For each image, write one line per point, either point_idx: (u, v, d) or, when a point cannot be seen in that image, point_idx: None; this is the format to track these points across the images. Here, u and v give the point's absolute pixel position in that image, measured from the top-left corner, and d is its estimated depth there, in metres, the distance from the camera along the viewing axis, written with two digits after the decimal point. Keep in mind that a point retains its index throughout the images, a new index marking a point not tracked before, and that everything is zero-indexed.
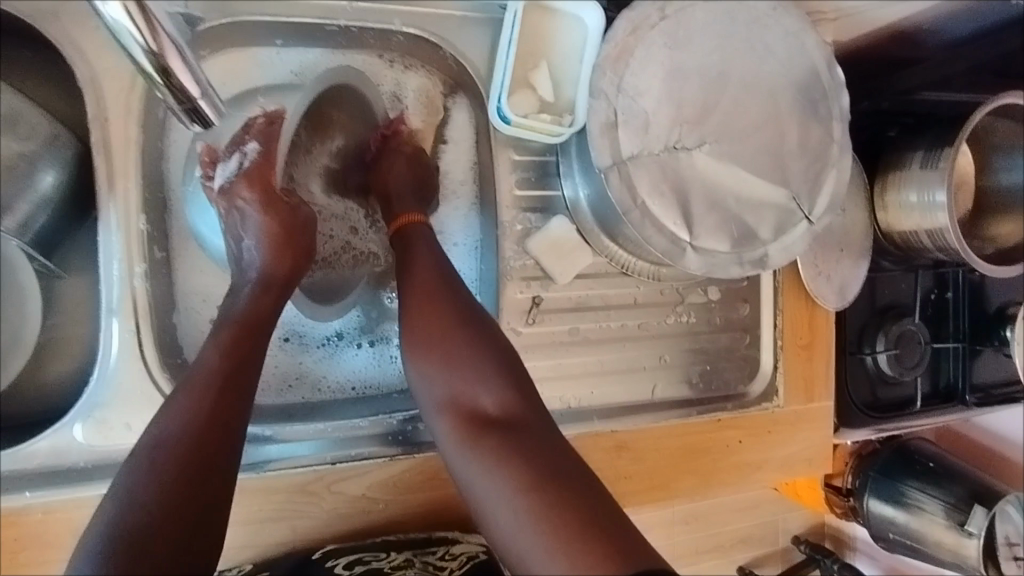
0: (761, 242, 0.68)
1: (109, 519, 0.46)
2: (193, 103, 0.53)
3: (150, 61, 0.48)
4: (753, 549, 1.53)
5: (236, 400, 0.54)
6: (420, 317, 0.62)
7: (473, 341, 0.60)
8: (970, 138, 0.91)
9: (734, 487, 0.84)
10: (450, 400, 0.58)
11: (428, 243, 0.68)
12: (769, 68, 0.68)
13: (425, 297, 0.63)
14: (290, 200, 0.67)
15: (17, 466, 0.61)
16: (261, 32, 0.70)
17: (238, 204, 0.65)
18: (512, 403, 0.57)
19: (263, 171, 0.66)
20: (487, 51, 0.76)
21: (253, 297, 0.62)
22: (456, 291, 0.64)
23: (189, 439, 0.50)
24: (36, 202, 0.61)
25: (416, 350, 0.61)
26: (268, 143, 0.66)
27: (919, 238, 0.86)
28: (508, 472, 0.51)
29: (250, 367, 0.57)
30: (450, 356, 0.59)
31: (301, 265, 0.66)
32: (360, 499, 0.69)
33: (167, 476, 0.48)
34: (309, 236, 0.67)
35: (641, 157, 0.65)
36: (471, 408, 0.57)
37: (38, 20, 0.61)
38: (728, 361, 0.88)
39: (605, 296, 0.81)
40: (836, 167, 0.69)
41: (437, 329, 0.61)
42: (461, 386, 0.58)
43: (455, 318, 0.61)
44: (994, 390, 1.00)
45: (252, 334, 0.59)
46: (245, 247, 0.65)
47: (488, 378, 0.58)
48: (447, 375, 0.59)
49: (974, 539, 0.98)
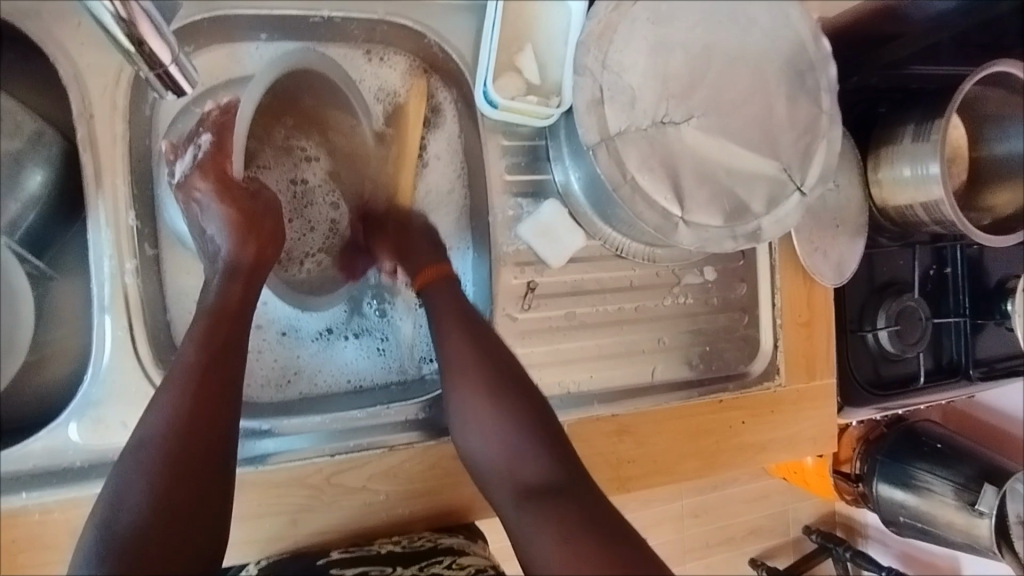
0: (754, 216, 0.68)
1: (102, 521, 0.47)
2: (164, 70, 0.53)
3: (122, 30, 0.48)
4: (765, 540, 1.51)
5: (219, 393, 0.53)
6: (465, 383, 0.65)
7: (511, 411, 0.64)
8: (961, 110, 0.91)
9: (738, 467, 0.83)
10: (496, 468, 0.63)
11: (455, 296, 0.71)
12: (753, 39, 0.68)
13: (464, 369, 0.66)
14: (251, 186, 0.65)
15: (12, 467, 0.60)
16: (245, 26, 0.70)
17: (195, 197, 0.63)
18: (550, 465, 0.61)
19: (217, 160, 0.64)
20: (471, 36, 0.76)
21: (221, 287, 0.60)
22: (494, 351, 0.67)
23: (173, 437, 0.50)
24: (25, 201, 0.62)
25: (464, 421, 0.65)
26: (220, 133, 0.64)
27: (915, 212, 0.86)
28: (552, 538, 0.55)
29: (227, 359, 0.55)
30: (491, 427, 0.64)
31: (267, 250, 0.63)
32: (360, 490, 0.69)
33: (158, 478, 0.48)
34: (274, 220, 0.65)
35: (628, 132, 0.65)
36: (514, 472, 0.62)
37: (20, 20, 0.62)
38: (729, 341, 0.87)
39: (601, 279, 0.81)
40: (826, 138, 0.69)
41: (478, 395, 0.64)
42: (504, 454, 0.63)
43: (493, 388, 0.65)
44: (997, 364, 1.00)
45: (228, 323, 0.57)
46: (210, 238, 0.63)
47: (528, 442, 0.62)
48: (493, 443, 0.63)
49: (985, 518, 0.97)
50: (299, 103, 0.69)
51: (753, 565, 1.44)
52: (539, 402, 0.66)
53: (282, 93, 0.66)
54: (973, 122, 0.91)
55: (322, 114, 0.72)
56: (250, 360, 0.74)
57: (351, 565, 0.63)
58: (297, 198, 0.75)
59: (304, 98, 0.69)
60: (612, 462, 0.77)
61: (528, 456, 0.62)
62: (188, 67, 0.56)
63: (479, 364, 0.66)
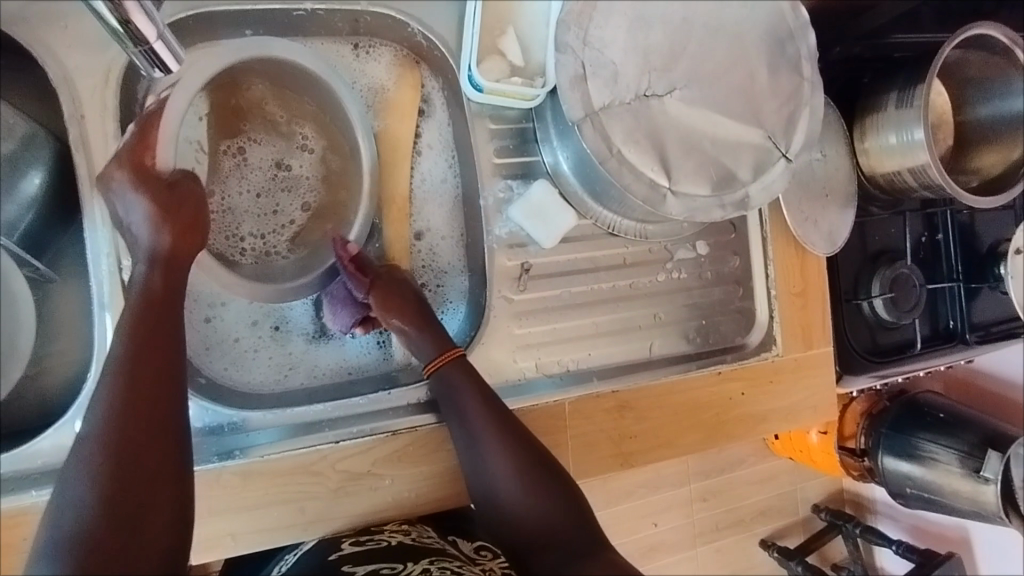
0: (741, 184, 0.69)
1: (52, 519, 0.48)
2: (149, 47, 0.52)
3: (111, 11, 0.48)
4: (774, 520, 1.52)
5: (151, 383, 0.53)
6: (497, 455, 0.68)
7: (544, 494, 0.67)
8: (942, 76, 0.91)
9: (740, 439, 0.84)
10: (534, 547, 0.67)
11: (471, 377, 0.70)
12: (731, 11, 0.69)
13: (493, 453, 0.68)
14: (170, 176, 0.62)
15: (21, 465, 0.62)
16: (230, 24, 0.71)
17: (112, 186, 0.61)
18: (577, 531, 0.67)
19: (137, 150, 0.61)
20: (454, 24, 0.77)
21: (143, 276, 0.59)
22: (517, 426, 0.70)
23: (112, 432, 0.51)
24: (21, 204, 0.64)
25: (492, 504, 0.68)
26: (144, 126, 0.62)
27: (903, 178, 0.86)
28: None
29: (158, 347, 0.55)
30: (521, 511, 0.67)
31: (188, 237, 0.61)
32: (365, 475, 0.69)
33: (100, 475, 0.49)
34: (196, 206, 0.63)
35: (613, 107, 0.66)
36: (548, 539, 0.66)
37: (9, 25, 0.62)
38: (724, 314, 0.87)
39: (594, 258, 0.81)
40: (808, 105, 0.70)
41: (512, 469, 0.68)
42: (537, 531, 0.67)
43: (524, 473, 0.68)
44: (994, 327, 1.01)
45: (160, 310, 0.57)
46: (128, 227, 0.61)
47: (560, 519, 0.67)
48: (527, 513, 0.67)
49: (991, 485, 0.97)
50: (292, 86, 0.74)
51: (763, 545, 1.45)
52: (570, 485, 0.69)
53: (247, 70, 0.71)
54: (956, 87, 0.92)
55: (307, 99, 0.75)
56: (247, 357, 0.74)
57: (362, 561, 0.64)
58: (278, 182, 0.77)
59: (273, 80, 0.73)
60: (615, 438, 0.78)
61: (561, 531, 0.66)
62: (176, 44, 0.54)
63: (508, 450, 0.68)
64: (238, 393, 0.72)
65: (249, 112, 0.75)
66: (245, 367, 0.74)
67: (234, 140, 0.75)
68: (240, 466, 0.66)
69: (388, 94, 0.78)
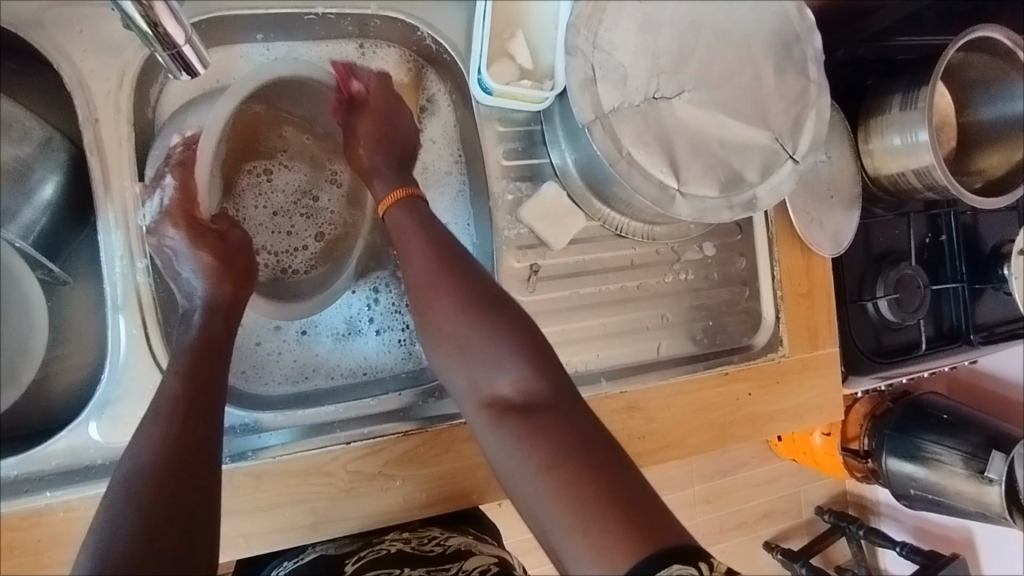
0: (749, 185, 0.70)
1: (91, 553, 0.44)
2: (177, 51, 0.52)
3: (140, 12, 0.48)
4: (778, 523, 1.52)
5: (202, 422, 0.53)
6: (431, 301, 0.62)
7: (490, 330, 0.59)
8: (945, 78, 0.92)
9: (747, 439, 0.84)
10: (474, 391, 0.59)
11: (418, 215, 0.67)
12: (740, 15, 0.70)
13: (434, 288, 0.62)
14: (218, 227, 0.68)
15: (34, 467, 0.62)
16: (243, 27, 0.72)
17: (165, 241, 0.65)
18: (533, 386, 0.56)
19: (184, 205, 0.66)
20: (464, 26, 0.77)
21: (202, 323, 0.62)
22: (461, 270, 0.63)
23: (160, 466, 0.49)
24: (39, 207, 0.65)
25: (435, 345, 0.61)
26: (183, 177, 0.66)
27: (907, 179, 0.87)
28: (534, 457, 0.51)
29: (209, 392, 0.56)
30: (460, 355, 0.60)
31: (243, 287, 0.66)
32: (377, 476, 0.70)
33: (146, 507, 0.46)
34: (247, 257, 0.68)
35: (622, 109, 0.67)
36: (492, 394, 0.58)
37: (24, 29, 0.63)
38: (731, 315, 0.88)
39: (602, 259, 0.82)
40: (815, 107, 0.71)
41: (447, 315, 0.60)
42: (482, 372, 0.59)
43: (463, 314, 0.60)
44: (997, 328, 1.01)
45: (209, 356, 0.59)
46: (184, 279, 0.65)
47: (505, 362, 0.58)
48: (469, 366, 0.59)
49: (994, 485, 0.97)
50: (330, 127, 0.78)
51: (769, 547, 1.45)
52: (521, 324, 0.60)
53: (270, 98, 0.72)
54: (959, 89, 0.92)
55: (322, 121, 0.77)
56: (269, 358, 0.75)
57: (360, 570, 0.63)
58: (298, 208, 0.78)
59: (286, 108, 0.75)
60: (623, 438, 0.78)
61: (508, 370, 0.57)
62: (201, 47, 0.55)
63: (447, 294, 0.61)
64: (252, 397, 0.72)
65: (268, 136, 0.76)
66: (264, 367, 0.75)
67: (261, 162, 0.76)
68: (251, 468, 0.66)
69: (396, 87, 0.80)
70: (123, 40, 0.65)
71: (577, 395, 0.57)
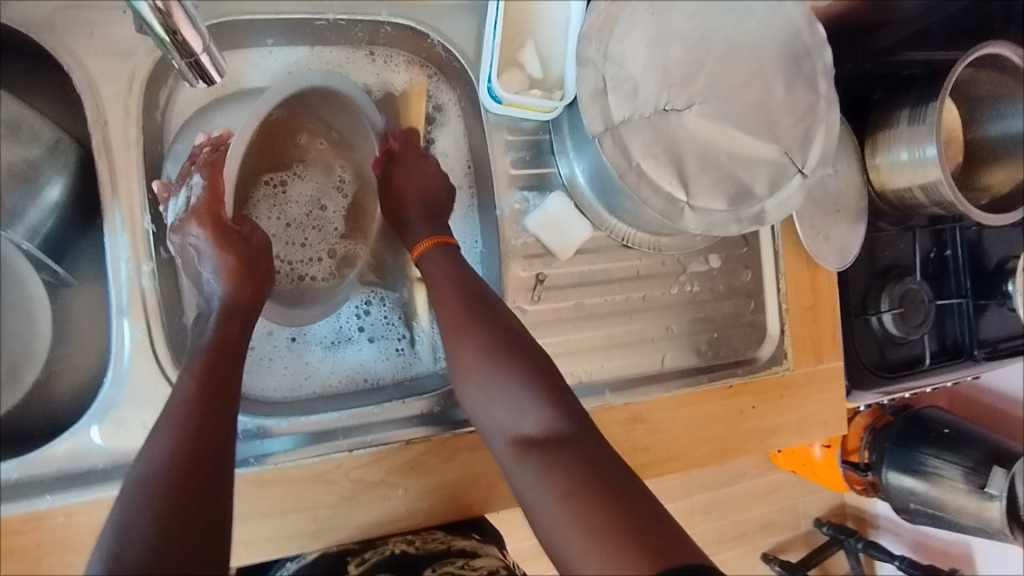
0: (757, 199, 0.70)
1: (105, 555, 0.44)
2: (194, 59, 0.52)
3: (158, 20, 0.48)
4: (778, 534, 1.51)
5: (218, 426, 0.53)
6: (457, 342, 0.64)
7: (512, 370, 0.61)
8: (952, 94, 0.92)
9: (751, 452, 0.84)
10: (498, 427, 0.60)
11: (450, 263, 0.70)
12: (751, 29, 0.70)
13: (461, 331, 0.64)
14: (243, 229, 0.66)
15: (35, 470, 0.61)
16: (254, 32, 0.72)
17: (190, 241, 0.63)
18: (555, 422, 0.57)
19: (212, 206, 0.64)
20: (475, 34, 0.77)
21: (218, 326, 0.61)
22: (487, 312, 0.65)
23: (177, 469, 0.49)
24: (45, 210, 0.64)
25: (462, 383, 0.64)
26: (211, 176, 0.64)
27: (913, 195, 0.87)
28: (554, 490, 0.50)
29: (225, 395, 0.55)
30: (484, 393, 0.62)
31: (263, 290, 0.64)
32: (379, 484, 0.69)
33: (163, 510, 0.46)
34: (268, 262, 0.66)
35: (632, 121, 0.67)
36: (517, 431, 0.59)
37: (35, 30, 0.63)
38: (736, 327, 0.88)
39: (608, 270, 0.82)
40: (824, 121, 0.70)
41: (472, 354, 0.63)
42: (508, 414, 0.60)
43: (487, 353, 0.62)
44: (1001, 344, 1.01)
45: (225, 357, 0.58)
46: (205, 281, 0.64)
47: (528, 400, 0.59)
48: (493, 403, 0.61)
49: (996, 501, 0.96)
50: (344, 132, 0.76)
51: (768, 559, 1.44)
52: (544, 366, 0.62)
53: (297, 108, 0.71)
54: (967, 105, 0.92)
55: (339, 129, 0.75)
56: (261, 364, 0.74)
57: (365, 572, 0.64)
58: (311, 219, 0.76)
59: (309, 116, 0.73)
60: (625, 449, 0.78)
61: (532, 412, 0.58)
62: (218, 57, 0.55)
63: (473, 334, 0.64)
64: (250, 403, 0.71)
65: (280, 143, 0.73)
66: (259, 375, 0.73)
67: (278, 172, 0.74)
68: (253, 475, 0.66)
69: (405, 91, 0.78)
70: (134, 44, 0.65)
71: (597, 431, 0.57)
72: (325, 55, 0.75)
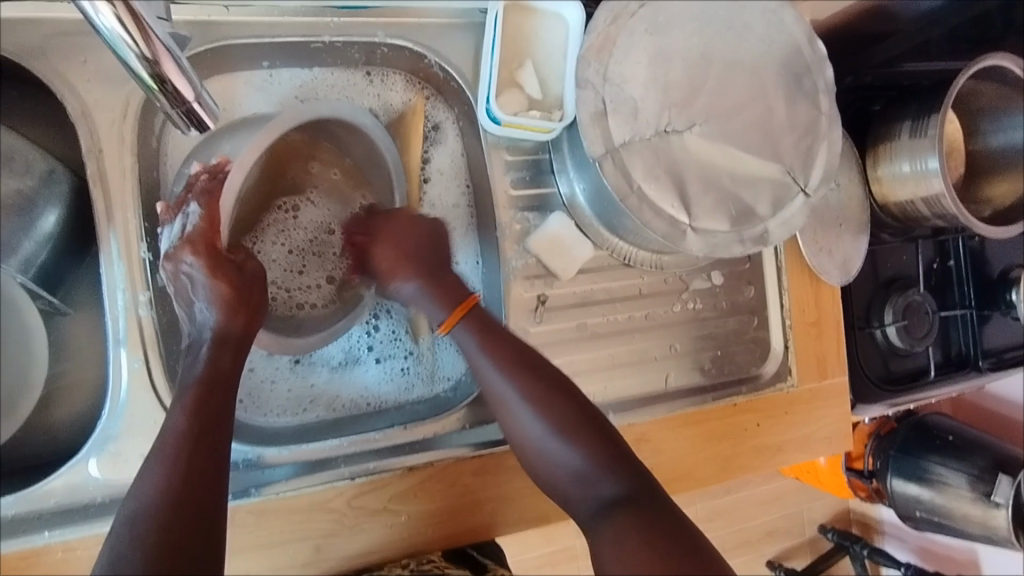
0: (760, 219, 0.69)
1: None
2: (187, 106, 0.52)
3: (147, 70, 0.47)
4: (782, 543, 1.51)
5: (210, 462, 0.52)
6: (518, 415, 0.63)
7: (578, 442, 0.61)
8: (954, 105, 0.92)
9: (756, 470, 0.83)
10: (572, 494, 0.61)
11: (483, 328, 0.66)
12: (750, 46, 0.69)
13: (519, 404, 0.63)
14: (237, 258, 0.64)
15: (31, 506, 0.60)
16: (250, 56, 0.71)
17: (183, 270, 0.62)
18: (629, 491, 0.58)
19: (206, 235, 0.62)
20: (471, 52, 0.77)
21: (209, 358, 0.59)
22: (542, 383, 0.64)
23: (169, 512, 0.48)
24: (39, 240, 0.64)
25: (528, 452, 0.63)
26: (209, 206, 0.63)
27: (916, 208, 0.86)
28: (621, 561, 0.52)
29: (219, 429, 0.54)
30: (550, 465, 0.62)
31: (254, 322, 0.63)
32: (381, 512, 0.69)
33: (155, 557, 0.45)
34: (262, 291, 0.64)
35: (633, 143, 0.66)
36: (592, 499, 0.59)
37: (27, 58, 0.62)
38: (739, 344, 0.87)
39: (610, 288, 0.81)
40: (826, 140, 0.70)
41: (536, 427, 0.62)
42: (580, 483, 0.61)
43: (549, 427, 0.62)
44: (1006, 354, 1.00)
45: (219, 391, 0.57)
46: (198, 310, 0.62)
47: (598, 471, 0.60)
48: (563, 473, 0.61)
49: (1001, 509, 0.95)
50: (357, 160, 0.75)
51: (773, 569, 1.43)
52: (607, 436, 0.62)
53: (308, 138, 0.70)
54: (968, 116, 0.92)
55: (353, 158, 0.75)
56: (264, 387, 0.73)
57: None
58: (315, 245, 0.76)
59: (321, 142, 0.72)
60: None
61: (602, 485, 0.59)
62: (211, 103, 0.54)
63: (531, 407, 0.63)
64: (254, 427, 0.70)
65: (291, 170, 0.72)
66: (263, 396, 0.73)
67: (290, 198, 0.74)
68: (255, 505, 0.65)
69: (405, 114, 0.78)
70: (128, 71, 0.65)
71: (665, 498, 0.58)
72: (325, 78, 0.75)
